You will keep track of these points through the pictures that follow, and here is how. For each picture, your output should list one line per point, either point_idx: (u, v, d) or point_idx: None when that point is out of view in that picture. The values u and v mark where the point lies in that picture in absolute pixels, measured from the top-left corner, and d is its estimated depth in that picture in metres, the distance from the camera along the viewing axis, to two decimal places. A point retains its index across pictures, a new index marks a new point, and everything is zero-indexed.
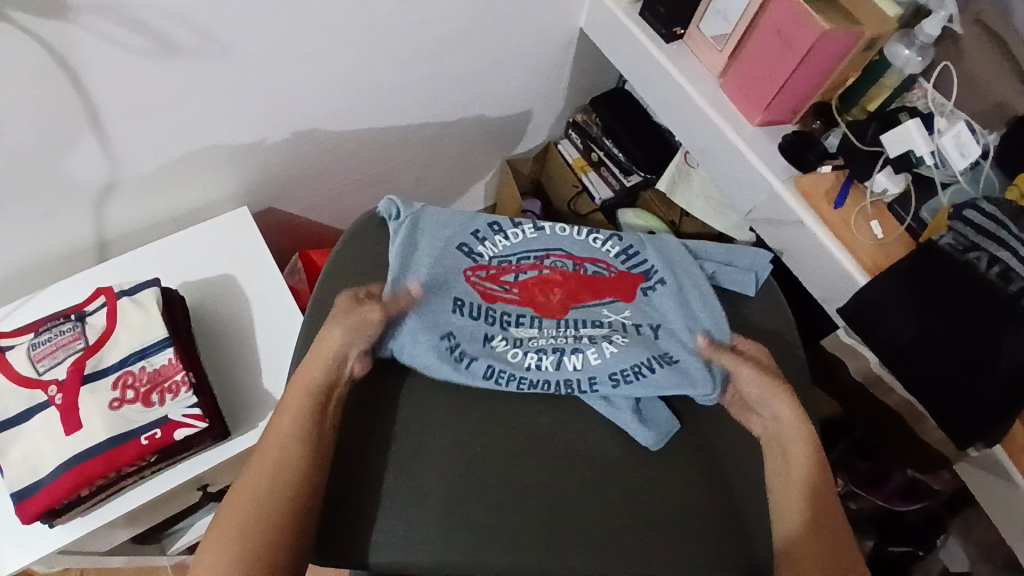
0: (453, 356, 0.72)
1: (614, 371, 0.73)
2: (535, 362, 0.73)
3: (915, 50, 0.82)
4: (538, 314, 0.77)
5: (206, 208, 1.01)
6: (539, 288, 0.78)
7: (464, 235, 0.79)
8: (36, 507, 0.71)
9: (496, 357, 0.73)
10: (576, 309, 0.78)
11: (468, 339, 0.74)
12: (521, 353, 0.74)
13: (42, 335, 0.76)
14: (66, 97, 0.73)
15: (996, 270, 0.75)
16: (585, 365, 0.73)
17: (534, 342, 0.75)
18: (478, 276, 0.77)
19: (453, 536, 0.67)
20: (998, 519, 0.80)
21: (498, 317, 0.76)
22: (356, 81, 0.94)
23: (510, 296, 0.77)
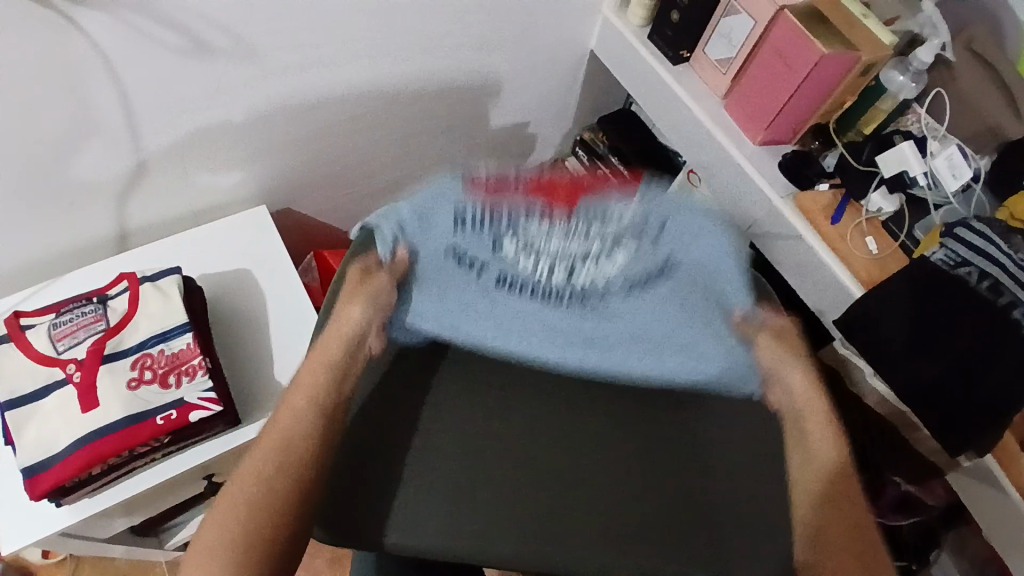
0: (464, 264, 0.66)
1: (633, 275, 0.67)
2: (547, 269, 0.66)
3: (910, 76, 0.88)
4: (548, 207, 0.69)
5: (226, 206, 1.04)
6: (558, 188, 0.70)
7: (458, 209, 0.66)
8: (46, 483, 0.72)
9: (507, 261, 0.66)
10: (583, 204, 0.69)
11: (475, 246, 0.66)
12: (530, 259, 0.66)
13: (63, 315, 0.78)
14: (101, 88, 0.77)
15: (986, 284, 0.77)
16: (594, 280, 0.67)
17: (548, 247, 0.67)
18: (478, 187, 0.68)
19: (458, 522, 0.64)
20: (991, 529, 0.82)
21: (500, 223, 0.67)
22: (379, 88, 0.99)
23: (517, 193, 0.68)
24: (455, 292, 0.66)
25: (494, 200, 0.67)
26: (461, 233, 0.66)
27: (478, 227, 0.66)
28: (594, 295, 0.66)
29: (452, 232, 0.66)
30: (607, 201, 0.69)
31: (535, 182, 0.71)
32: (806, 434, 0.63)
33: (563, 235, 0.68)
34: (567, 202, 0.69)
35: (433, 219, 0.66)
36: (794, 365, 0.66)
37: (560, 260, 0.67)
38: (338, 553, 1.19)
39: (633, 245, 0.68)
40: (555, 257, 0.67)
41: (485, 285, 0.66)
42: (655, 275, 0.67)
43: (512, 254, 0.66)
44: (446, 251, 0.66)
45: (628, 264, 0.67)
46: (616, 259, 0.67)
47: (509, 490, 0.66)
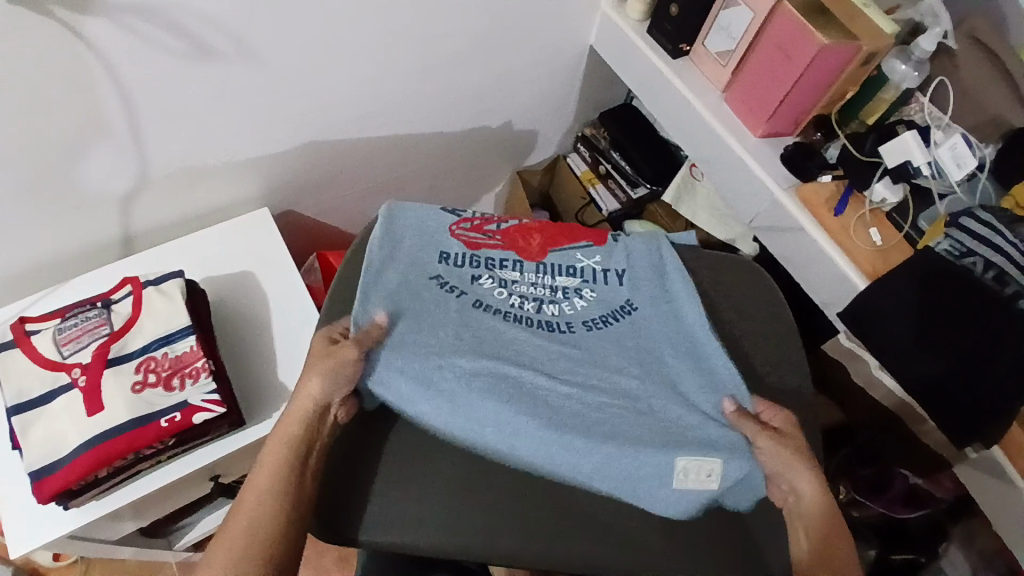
0: (443, 287, 0.72)
1: (589, 318, 0.74)
2: (517, 302, 0.73)
3: (912, 65, 0.87)
4: (520, 257, 0.77)
5: (228, 209, 1.04)
6: (521, 235, 0.80)
7: (446, 247, 0.76)
8: (53, 486, 0.72)
9: (484, 294, 0.73)
10: (553, 254, 0.78)
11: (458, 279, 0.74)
12: (506, 292, 0.74)
13: (68, 320, 0.79)
14: (102, 94, 0.77)
15: (991, 274, 0.77)
16: (560, 314, 0.74)
17: (518, 286, 0.75)
18: (462, 228, 0.78)
19: (458, 521, 0.63)
20: (999, 522, 0.81)
21: (483, 261, 0.76)
22: (378, 88, 0.99)
23: (494, 243, 0.78)
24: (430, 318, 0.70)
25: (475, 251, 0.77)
26: (444, 267, 0.75)
27: (460, 264, 0.75)
28: (560, 327, 0.72)
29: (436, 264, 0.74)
30: (573, 254, 0.79)
31: (509, 234, 0.80)
32: (795, 490, 0.65)
33: (536, 270, 0.77)
34: (538, 254, 0.78)
35: (418, 265, 0.74)
36: (800, 470, 0.65)
37: (532, 292, 0.75)
38: (345, 551, 1.20)
39: (592, 292, 0.76)
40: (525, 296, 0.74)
41: (463, 305, 0.71)
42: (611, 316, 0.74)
43: (489, 288, 0.74)
44: (431, 277, 0.73)
45: (594, 303, 0.75)
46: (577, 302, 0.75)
47: (510, 485, 0.65)
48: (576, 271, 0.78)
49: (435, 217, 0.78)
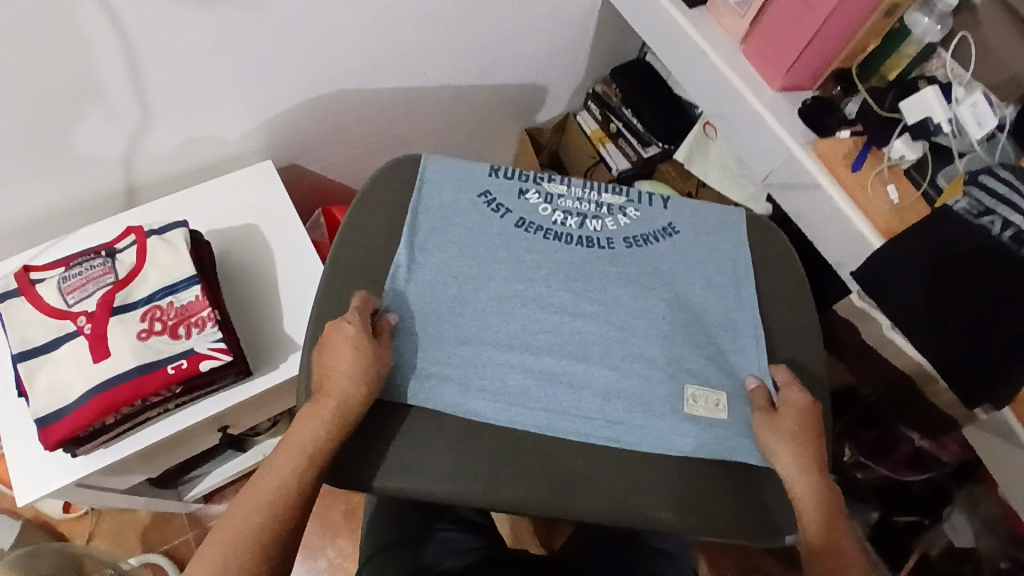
0: (489, 207, 0.74)
1: (631, 236, 0.75)
2: (561, 220, 0.75)
3: (935, 19, 0.84)
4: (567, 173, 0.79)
5: (232, 161, 1.02)
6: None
7: (478, 192, 0.75)
8: (60, 433, 0.73)
9: (529, 210, 0.75)
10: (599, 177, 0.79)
11: (501, 193, 0.76)
12: (550, 209, 0.75)
13: (73, 269, 0.78)
14: (102, 40, 0.75)
15: (1009, 234, 0.75)
16: (604, 228, 0.75)
17: (564, 201, 0.76)
18: None
19: (465, 472, 0.62)
20: (1006, 483, 0.81)
21: (531, 174, 0.77)
22: (382, 38, 0.96)
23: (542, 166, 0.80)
24: (477, 229, 0.73)
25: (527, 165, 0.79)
26: (495, 180, 0.76)
27: (510, 176, 0.77)
28: (600, 242, 0.74)
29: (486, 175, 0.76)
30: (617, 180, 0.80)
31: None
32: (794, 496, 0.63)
33: (583, 186, 0.78)
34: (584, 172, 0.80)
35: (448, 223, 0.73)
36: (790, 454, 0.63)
37: (576, 208, 0.76)
38: (351, 507, 1.21)
39: (636, 211, 0.77)
40: (569, 211, 0.75)
41: (506, 226, 0.73)
42: (653, 236, 0.75)
43: (534, 202, 0.75)
44: (480, 192, 0.75)
45: (637, 222, 0.76)
46: (621, 220, 0.76)
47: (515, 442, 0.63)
48: (623, 190, 0.78)
49: (473, 183, 0.75)
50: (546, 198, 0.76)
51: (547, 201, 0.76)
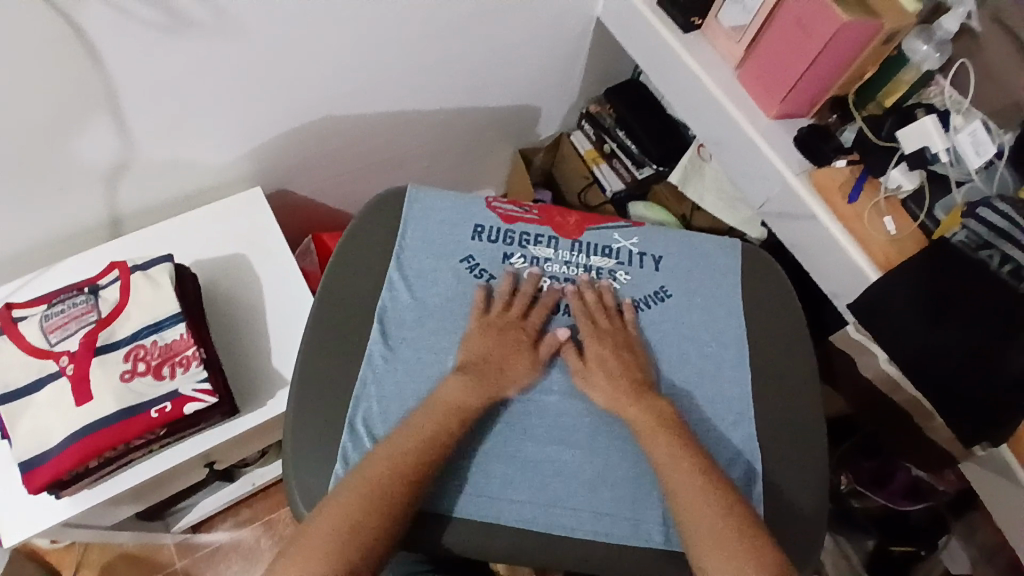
0: (473, 273, 0.79)
1: (619, 303, 0.79)
2: (547, 286, 0.79)
3: (934, 46, 0.81)
4: (556, 234, 0.83)
5: (220, 188, 1.01)
6: (558, 212, 0.85)
7: (463, 254, 0.80)
8: (42, 479, 0.71)
9: (513, 277, 0.79)
10: (590, 232, 0.84)
11: (486, 259, 0.80)
12: (535, 274, 0.80)
13: (55, 307, 0.77)
14: (82, 70, 0.73)
15: (1008, 269, 0.74)
16: (592, 295, 0.79)
17: (551, 266, 0.81)
18: (499, 203, 0.84)
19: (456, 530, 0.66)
20: (1003, 519, 0.80)
21: (517, 237, 0.82)
22: (371, 63, 0.94)
23: (530, 217, 0.84)
24: (460, 298, 0.77)
25: (511, 226, 0.82)
26: (478, 241, 0.81)
27: (493, 240, 0.81)
28: (589, 312, 0.78)
29: (470, 239, 0.81)
30: (609, 235, 0.84)
31: (545, 210, 0.85)
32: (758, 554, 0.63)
33: (570, 250, 0.83)
34: (573, 232, 0.84)
35: (435, 284, 0.78)
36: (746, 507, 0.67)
37: (563, 272, 0.81)
38: None
39: (626, 275, 0.81)
40: (556, 277, 0.80)
41: (490, 294, 0.78)
42: (644, 301, 0.80)
43: (520, 268, 0.80)
44: (462, 258, 0.80)
45: (627, 287, 0.80)
46: (611, 284, 0.80)
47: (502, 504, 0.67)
48: (611, 252, 0.83)
49: (457, 249, 0.80)
50: (532, 263, 0.80)
51: (534, 266, 0.80)
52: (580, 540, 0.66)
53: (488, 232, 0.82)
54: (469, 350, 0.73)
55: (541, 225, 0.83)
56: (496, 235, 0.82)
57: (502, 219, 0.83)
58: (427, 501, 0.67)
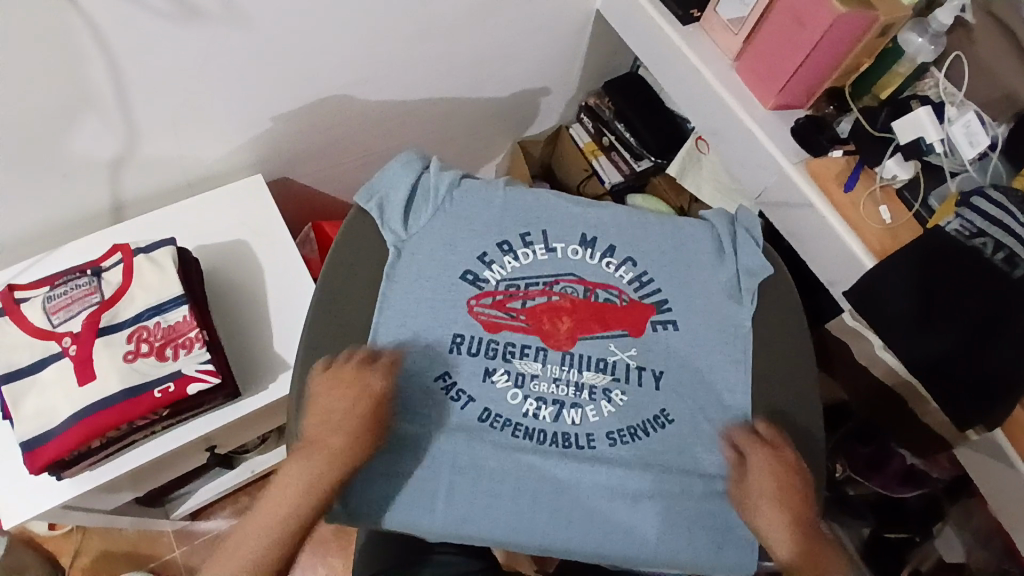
0: (450, 394, 0.73)
1: (611, 430, 0.73)
2: (533, 410, 0.74)
3: (928, 39, 0.83)
4: (544, 343, 0.76)
5: (222, 175, 1.01)
6: (549, 316, 0.77)
7: (464, 264, 0.78)
8: (46, 458, 0.72)
9: (495, 399, 0.73)
10: (582, 341, 0.77)
11: (465, 377, 0.74)
12: (520, 396, 0.74)
13: (57, 288, 0.77)
14: (88, 56, 0.73)
15: (1001, 256, 0.75)
16: (582, 421, 0.74)
17: (537, 386, 0.74)
18: (482, 305, 0.77)
19: (463, 531, 0.69)
20: (995, 502, 0.81)
21: (501, 349, 0.75)
22: (374, 52, 0.95)
23: (516, 323, 0.76)
24: (435, 427, 0.72)
25: (494, 335, 0.76)
26: (470, 284, 0.77)
27: (473, 353, 0.75)
28: (578, 441, 0.73)
29: (447, 354, 0.74)
30: (605, 345, 0.77)
31: (534, 313, 0.77)
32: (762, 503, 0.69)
33: (561, 365, 0.76)
34: (564, 343, 0.76)
35: (434, 308, 0.76)
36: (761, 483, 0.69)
37: (553, 395, 0.74)
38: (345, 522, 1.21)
39: (621, 396, 0.75)
40: (543, 398, 0.74)
41: (469, 417, 0.73)
42: (641, 428, 0.74)
43: (503, 387, 0.74)
44: (462, 272, 0.78)
45: (622, 411, 0.74)
46: (604, 408, 0.74)
47: (500, 526, 0.69)
48: (606, 368, 0.76)
49: (467, 251, 0.79)
50: (521, 361, 0.75)
51: (523, 366, 0.75)
52: (577, 552, 0.70)
53: (494, 252, 0.79)
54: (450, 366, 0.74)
55: (540, 259, 0.80)
56: (500, 250, 0.80)
57: (507, 269, 0.79)
58: (423, 522, 0.69)
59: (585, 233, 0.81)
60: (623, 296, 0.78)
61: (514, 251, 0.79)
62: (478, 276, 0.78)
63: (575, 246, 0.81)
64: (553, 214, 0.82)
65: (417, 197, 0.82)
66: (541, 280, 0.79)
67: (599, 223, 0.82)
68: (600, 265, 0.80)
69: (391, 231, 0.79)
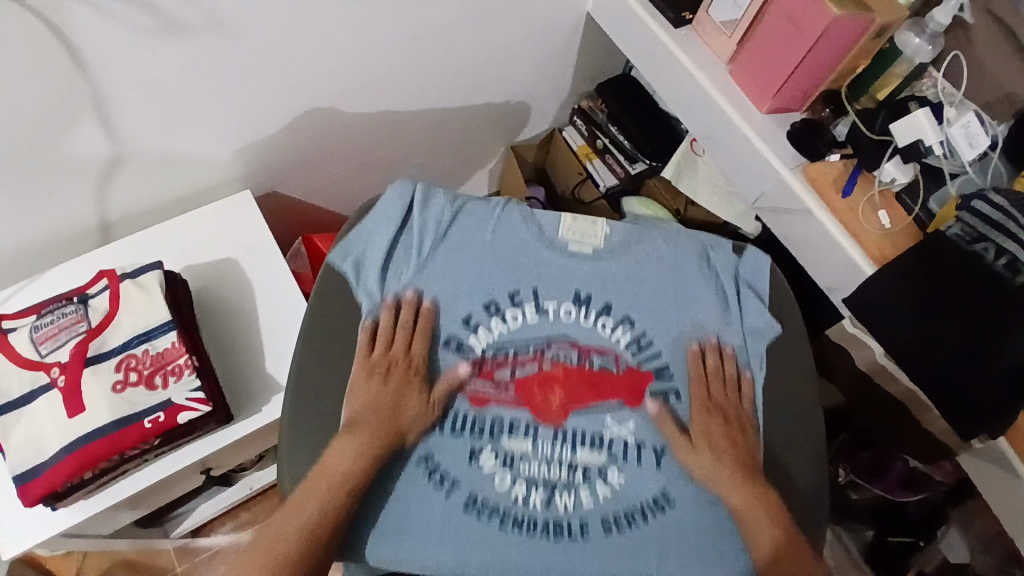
0: (433, 479, 0.69)
1: (607, 515, 0.69)
2: (522, 495, 0.69)
3: (926, 40, 0.81)
4: (534, 418, 0.72)
5: (210, 192, 1.00)
6: (539, 387, 0.74)
7: (451, 328, 0.76)
8: (38, 490, 0.71)
9: (481, 483, 0.69)
10: (576, 415, 0.73)
11: (449, 460, 0.70)
12: (509, 479, 0.70)
13: (44, 317, 0.76)
14: (67, 77, 0.72)
15: (1003, 262, 0.74)
16: (575, 506, 0.69)
17: (527, 467, 0.70)
18: (468, 377, 0.74)
19: None
20: (999, 509, 0.80)
21: (488, 424, 0.72)
22: (362, 63, 0.93)
23: (504, 396, 0.73)
24: (415, 514, 0.68)
25: (480, 410, 0.73)
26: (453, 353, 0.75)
27: (458, 431, 0.71)
28: (571, 528, 0.68)
29: (429, 432, 0.71)
30: (600, 418, 0.73)
31: (523, 383, 0.74)
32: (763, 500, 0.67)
33: (553, 443, 0.72)
34: (556, 417, 0.73)
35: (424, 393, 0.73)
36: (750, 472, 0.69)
37: (544, 476, 0.70)
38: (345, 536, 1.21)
39: (619, 476, 0.71)
40: (534, 480, 0.70)
41: (452, 503, 0.68)
42: (641, 511, 0.69)
43: (490, 469, 0.70)
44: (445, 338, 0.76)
45: (621, 491, 0.70)
46: (599, 490, 0.70)
47: None
48: (602, 444, 0.72)
49: (451, 314, 0.76)
50: (512, 437, 0.71)
51: (515, 441, 0.71)
52: None
53: (480, 316, 0.76)
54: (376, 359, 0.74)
55: (530, 321, 0.77)
56: (487, 312, 0.77)
57: (495, 333, 0.76)
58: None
59: (578, 291, 0.79)
60: (619, 361, 0.75)
61: (501, 311, 0.77)
62: (462, 341, 0.76)
63: (567, 308, 0.78)
64: (545, 270, 0.79)
65: (398, 250, 0.79)
66: (532, 345, 0.76)
67: (592, 279, 0.79)
68: (594, 326, 0.77)
69: (367, 292, 0.77)
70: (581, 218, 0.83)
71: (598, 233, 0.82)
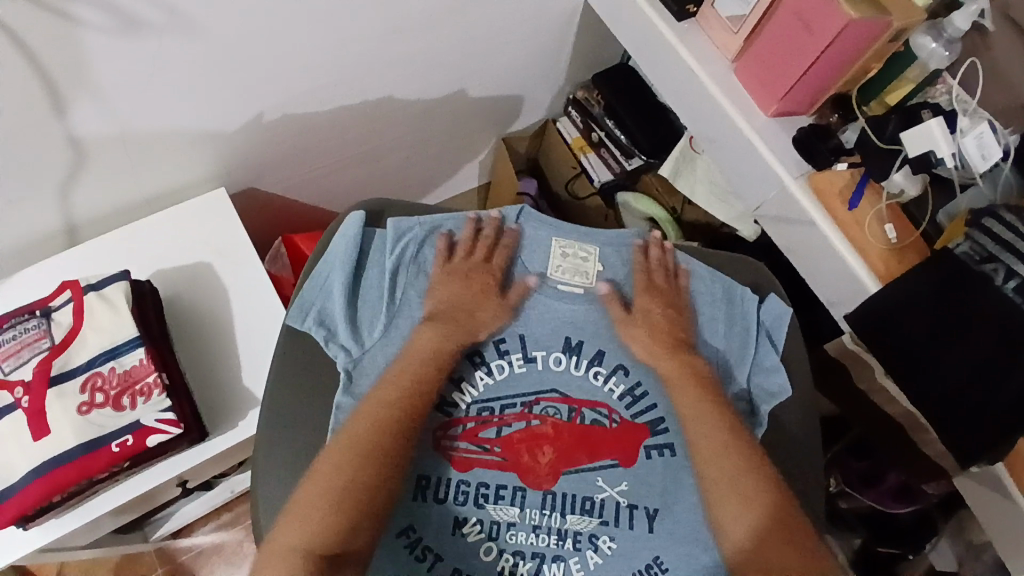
0: (413, 554, 0.67)
1: None
2: (508, 567, 0.68)
3: (943, 44, 0.76)
4: (522, 480, 0.69)
5: (185, 189, 0.94)
6: (527, 447, 0.70)
7: (433, 383, 0.72)
8: (4, 517, 0.67)
9: (466, 556, 0.67)
10: (567, 475, 0.70)
11: (433, 533, 0.67)
12: (495, 551, 0.68)
13: (5, 333, 0.71)
14: (20, 78, 0.66)
15: (1012, 285, 0.68)
16: None
17: (513, 538, 0.68)
18: (451, 439, 0.70)
19: None
20: (994, 533, 0.79)
21: (473, 491, 0.69)
22: (344, 56, 0.87)
23: (490, 457, 0.70)
24: None
25: (465, 474, 0.69)
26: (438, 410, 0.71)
27: (440, 498, 0.68)
28: None
29: (411, 502, 0.68)
30: (590, 479, 0.70)
31: (509, 442, 0.70)
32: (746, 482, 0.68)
33: (541, 510, 0.69)
34: (545, 480, 0.70)
35: (409, 462, 0.69)
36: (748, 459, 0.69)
37: (532, 545, 0.68)
38: None
39: (610, 543, 0.68)
40: (521, 551, 0.68)
41: None
42: None
43: (475, 540, 0.68)
44: None
45: (613, 559, 0.68)
46: (590, 560, 0.68)
47: None
48: (593, 509, 0.69)
49: None
50: (498, 504, 0.69)
51: (501, 508, 0.69)
52: None
53: (464, 367, 0.73)
54: (436, 299, 0.75)
55: (518, 372, 0.73)
56: (472, 362, 0.73)
57: (480, 387, 0.72)
58: None
59: (570, 338, 0.74)
60: (612, 416, 0.72)
61: (487, 362, 0.73)
62: (445, 397, 0.72)
63: (557, 356, 0.73)
64: (534, 316, 0.75)
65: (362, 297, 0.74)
66: (519, 401, 0.72)
67: (586, 325, 0.74)
68: (587, 376, 0.73)
69: (339, 347, 0.71)
70: (571, 254, 0.77)
71: (590, 271, 0.77)
